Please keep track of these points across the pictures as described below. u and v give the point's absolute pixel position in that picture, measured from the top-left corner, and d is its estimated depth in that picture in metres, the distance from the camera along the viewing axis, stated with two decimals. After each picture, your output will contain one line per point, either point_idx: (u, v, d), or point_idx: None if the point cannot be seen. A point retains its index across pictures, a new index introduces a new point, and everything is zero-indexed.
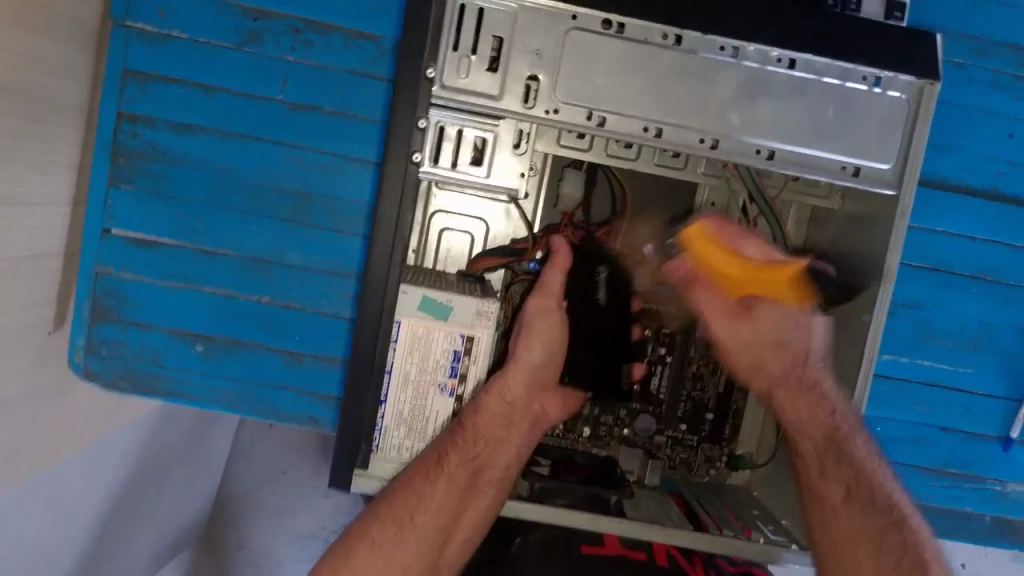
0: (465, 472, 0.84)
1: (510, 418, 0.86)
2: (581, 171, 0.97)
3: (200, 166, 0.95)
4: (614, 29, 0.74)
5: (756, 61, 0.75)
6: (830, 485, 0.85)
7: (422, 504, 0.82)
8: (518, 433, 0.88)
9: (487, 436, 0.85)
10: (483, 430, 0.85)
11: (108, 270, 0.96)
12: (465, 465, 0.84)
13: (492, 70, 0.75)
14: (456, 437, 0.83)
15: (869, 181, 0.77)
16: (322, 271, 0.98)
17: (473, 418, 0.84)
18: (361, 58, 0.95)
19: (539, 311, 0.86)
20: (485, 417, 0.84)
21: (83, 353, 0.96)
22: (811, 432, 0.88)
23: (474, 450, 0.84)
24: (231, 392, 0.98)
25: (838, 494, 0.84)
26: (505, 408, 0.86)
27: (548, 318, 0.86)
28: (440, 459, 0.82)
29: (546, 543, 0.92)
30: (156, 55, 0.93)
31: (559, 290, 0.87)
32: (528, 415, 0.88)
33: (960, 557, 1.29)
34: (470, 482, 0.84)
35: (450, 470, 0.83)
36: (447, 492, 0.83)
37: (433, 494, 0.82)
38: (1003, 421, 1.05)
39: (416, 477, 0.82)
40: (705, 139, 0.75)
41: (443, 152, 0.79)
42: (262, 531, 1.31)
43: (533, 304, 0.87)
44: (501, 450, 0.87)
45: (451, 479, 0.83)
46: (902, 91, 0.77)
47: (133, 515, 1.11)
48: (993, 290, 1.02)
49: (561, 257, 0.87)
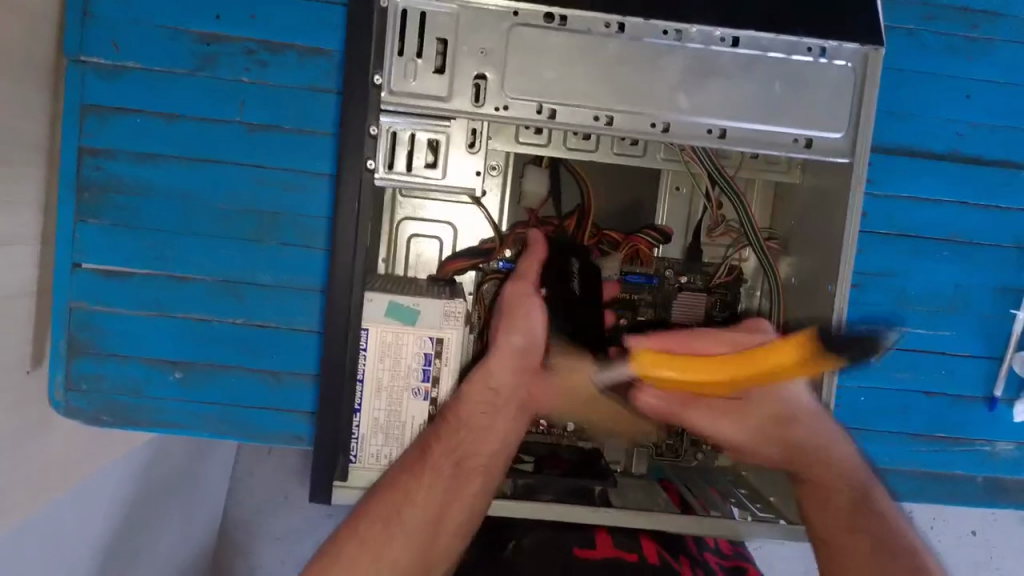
0: (448, 464, 0.83)
1: (493, 404, 0.86)
2: (542, 167, 0.97)
3: (164, 193, 0.95)
4: (557, 22, 0.74)
5: (700, 43, 0.75)
6: (854, 538, 0.84)
7: (408, 499, 0.81)
8: (505, 420, 0.87)
9: (469, 424, 0.84)
10: (464, 419, 0.84)
11: (81, 305, 0.96)
12: (448, 456, 0.83)
13: (439, 72, 0.75)
14: (437, 431, 0.83)
15: (823, 152, 0.77)
16: (292, 287, 0.98)
17: (452, 410, 0.83)
18: (316, 75, 0.95)
19: (518, 297, 0.86)
20: (467, 408, 0.84)
21: (63, 391, 0.96)
22: (836, 490, 0.87)
23: (455, 440, 0.84)
24: (213, 416, 0.98)
25: (861, 546, 0.84)
26: (487, 395, 0.85)
27: (527, 304, 0.86)
28: (422, 452, 0.82)
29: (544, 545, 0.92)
30: (112, 87, 0.93)
31: (535, 276, 0.87)
32: (513, 402, 0.87)
33: (965, 525, 1.30)
34: (455, 472, 0.83)
35: (433, 463, 0.83)
36: (432, 484, 0.82)
37: (417, 487, 0.81)
38: (986, 381, 1.05)
39: (402, 473, 0.81)
40: (657, 123, 0.76)
41: (398, 157, 0.79)
42: (267, 559, 1.27)
43: (511, 290, 0.86)
44: (485, 437, 0.85)
45: (435, 471, 0.83)
46: (848, 59, 0.77)
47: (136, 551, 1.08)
48: (963, 252, 1.03)
49: (536, 250, 0.89)
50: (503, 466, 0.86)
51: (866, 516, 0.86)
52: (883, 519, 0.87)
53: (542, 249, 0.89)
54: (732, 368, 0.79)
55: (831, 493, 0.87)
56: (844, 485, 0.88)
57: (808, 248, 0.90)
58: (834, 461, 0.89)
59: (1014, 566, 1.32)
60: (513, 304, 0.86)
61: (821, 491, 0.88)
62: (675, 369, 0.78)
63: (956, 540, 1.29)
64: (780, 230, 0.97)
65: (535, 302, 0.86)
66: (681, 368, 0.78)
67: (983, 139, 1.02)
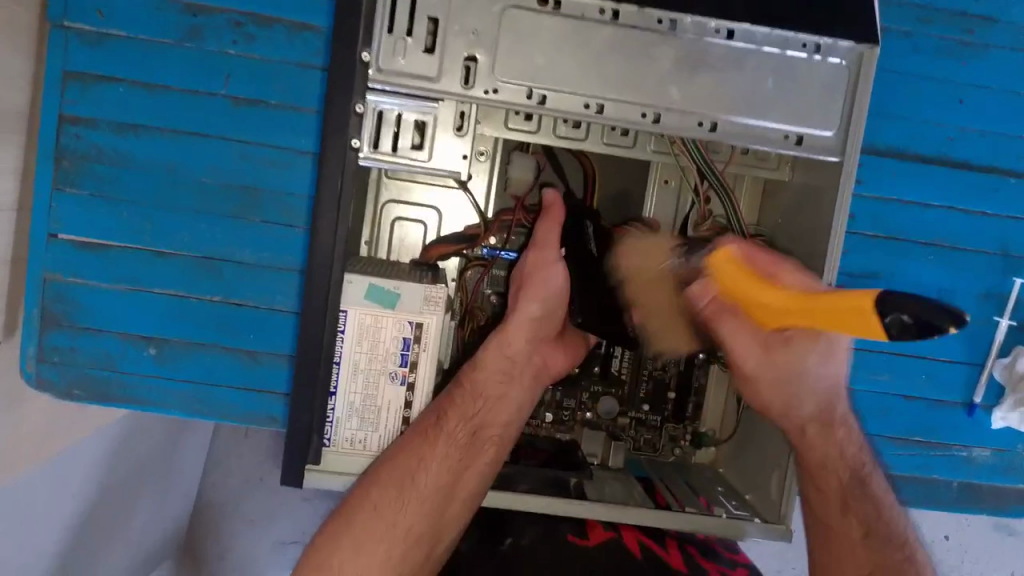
0: (464, 431, 0.84)
1: (509, 373, 0.87)
2: (527, 154, 0.96)
3: (145, 165, 0.94)
4: (550, 6, 0.73)
5: (694, 33, 0.74)
6: (850, 523, 0.83)
7: (423, 465, 0.81)
8: (519, 388, 0.88)
9: (486, 394, 0.86)
10: (480, 387, 0.86)
11: (57, 276, 0.94)
12: (464, 424, 0.84)
13: (429, 51, 0.74)
14: (453, 397, 0.85)
15: (812, 149, 0.77)
16: (272, 267, 0.96)
17: (468, 378, 0.86)
18: (305, 50, 0.94)
19: (536, 265, 0.87)
20: (482, 374, 0.86)
21: (35, 362, 0.95)
22: (838, 468, 0.84)
23: (472, 408, 0.85)
24: (187, 395, 0.97)
25: (856, 533, 0.83)
26: (505, 363, 0.87)
27: (546, 269, 0.87)
28: (438, 419, 0.83)
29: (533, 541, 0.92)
30: (96, 54, 0.91)
31: (552, 240, 0.88)
32: (529, 368, 0.88)
33: (941, 529, 1.30)
34: (470, 441, 0.84)
35: (449, 430, 0.83)
36: (447, 452, 0.83)
37: (433, 455, 0.82)
38: (966, 387, 1.06)
39: (415, 439, 0.82)
40: (647, 113, 0.75)
41: (384, 137, 0.77)
42: (242, 540, 1.25)
43: (530, 259, 0.88)
44: (499, 408, 0.87)
45: (450, 438, 0.83)
46: (843, 57, 0.76)
47: (110, 530, 1.08)
48: (948, 256, 1.03)
49: (553, 212, 0.90)
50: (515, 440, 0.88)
51: (859, 494, 0.85)
52: (876, 496, 0.85)
53: (556, 210, 0.90)
54: (794, 308, 0.67)
55: (832, 468, 0.84)
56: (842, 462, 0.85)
57: (794, 243, 0.89)
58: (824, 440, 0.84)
59: (989, 571, 1.32)
60: (532, 274, 0.87)
61: (816, 471, 0.84)
62: (738, 276, 0.72)
63: (932, 543, 1.30)
64: (766, 227, 0.96)
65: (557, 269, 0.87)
66: (742, 279, 0.72)
67: (974, 144, 1.02)
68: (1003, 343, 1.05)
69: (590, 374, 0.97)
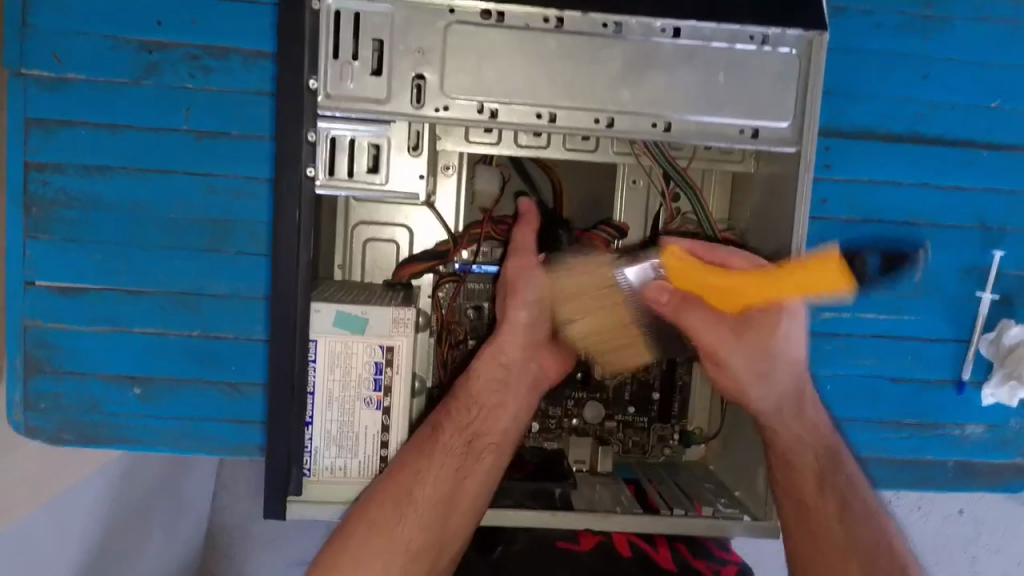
0: (460, 442, 0.84)
1: (504, 382, 0.86)
2: (491, 166, 0.97)
3: (113, 206, 0.94)
4: (494, 18, 0.73)
5: (641, 35, 0.74)
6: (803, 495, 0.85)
7: (420, 478, 0.82)
8: (504, 398, 0.87)
9: (481, 402, 0.86)
10: (475, 397, 0.85)
11: (35, 323, 0.94)
12: (459, 434, 0.84)
13: (377, 73, 0.74)
14: (447, 409, 0.85)
15: (769, 142, 0.77)
16: (246, 297, 0.96)
17: (463, 389, 0.86)
18: (261, 78, 0.93)
19: (520, 271, 0.85)
20: (478, 384, 0.86)
21: (21, 409, 0.95)
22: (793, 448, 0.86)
23: (467, 417, 0.85)
24: (175, 431, 0.97)
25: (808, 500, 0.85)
26: (499, 371, 0.86)
27: (529, 274, 0.85)
28: (433, 431, 0.84)
29: (525, 552, 0.92)
30: (56, 100, 0.91)
31: (531, 245, 0.87)
32: (526, 376, 0.87)
33: (953, 503, 1.29)
34: (467, 450, 0.84)
35: (444, 441, 0.84)
36: (445, 462, 0.83)
37: (430, 466, 0.82)
38: (954, 363, 1.05)
39: (410, 453, 0.82)
40: (600, 118, 0.75)
41: (339, 163, 0.77)
42: (254, 565, 1.24)
43: (513, 264, 0.86)
44: (496, 416, 0.86)
45: (447, 449, 0.84)
46: (792, 46, 0.76)
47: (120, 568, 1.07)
48: (925, 234, 1.02)
49: (528, 216, 0.89)
50: (515, 443, 0.88)
51: (834, 477, 0.86)
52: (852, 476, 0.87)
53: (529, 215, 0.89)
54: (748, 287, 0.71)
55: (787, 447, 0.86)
56: (813, 441, 0.86)
57: (763, 237, 0.89)
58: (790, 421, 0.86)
59: (1002, 542, 1.31)
60: (517, 280, 0.85)
61: (786, 455, 0.86)
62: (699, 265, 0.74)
63: (945, 517, 1.29)
64: (737, 220, 0.96)
65: (539, 274, 0.85)
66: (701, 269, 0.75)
67: (943, 120, 1.01)
68: (988, 317, 1.04)
69: (573, 381, 0.96)
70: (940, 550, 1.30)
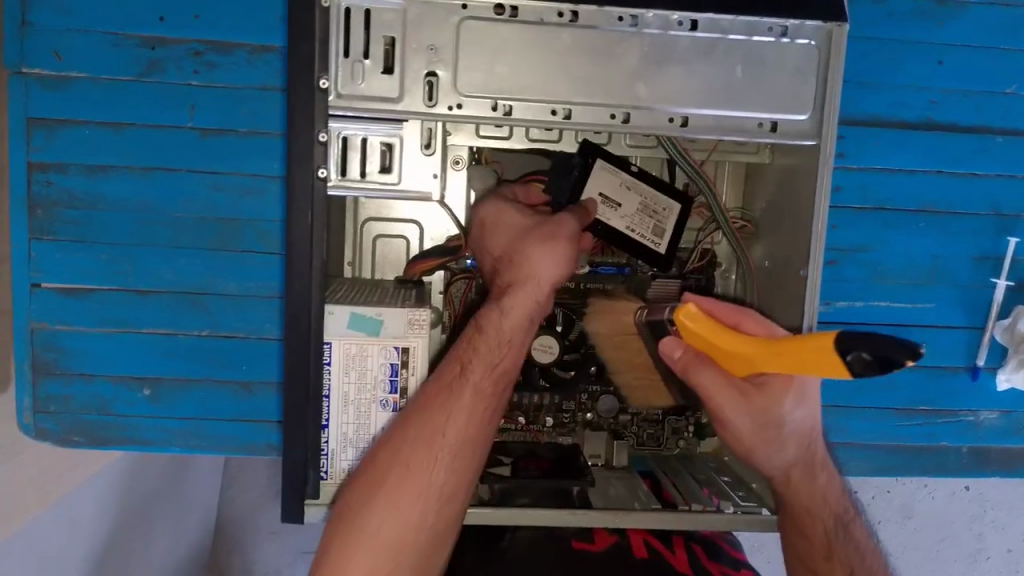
0: (489, 382, 0.80)
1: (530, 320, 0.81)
2: (482, 165, 0.95)
3: (118, 206, 0.92)
4: (508, 13, 0.71)
5: (658, 28, 0.73)
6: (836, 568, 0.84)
7: (450, 419, 0.77)
8: None
9: (511, 340, 0.80)
10: (505, 334, 0.80)
11: (42, 325, 0.93)
12: (488, 374, 0.80)
13: (388, 72, 0.72)
14: (474, 346, 0.80)
15: (788, 135, 0.75)
16: (257, 295, 0.95)
17: (491, 325, 0.80)
18: (267, 72, 0.92)
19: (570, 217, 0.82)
20: (504, 323, 0.80)
21: (31, 413, 0.95)
22: (820, 513, 0.84)
23: (496, 355, 0.80)
24: (186, 431, 0.97)
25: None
26: (531, 308, 0.80)
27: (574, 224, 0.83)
28: (461, 372, 0.79)
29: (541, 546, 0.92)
30: (57, 99, 0.90)
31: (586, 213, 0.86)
32: None
33: (961, 480, 1.29)
34: (495, 390, 0.80)
35: (474, 383, 0.79)
36: (474, 402, 0.79)
37: (459, 407, 0.78)
38: (967, 351, 1.04)
39: (439, 394, 0.79)
40: (617, 114, 0.73)
41: (351, 163, 0.76)
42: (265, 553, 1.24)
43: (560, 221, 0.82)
44: (521, 351, 0.81)
45: (476, 390, 0.79)
46: (811, 37, 0.74)
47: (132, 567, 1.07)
48: (939, 221, 1.01)
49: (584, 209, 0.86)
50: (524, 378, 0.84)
51: (843, 541, 0.85)
52: (855, 539, 0.86)
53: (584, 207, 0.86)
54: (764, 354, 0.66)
55: (815, 517, 0.84)
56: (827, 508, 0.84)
57: (778, 229, 0.88)
58: (822, 492, 0.84)
59: (1009, 519, 1.31)
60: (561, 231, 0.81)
61: (801, 521, 0.83)
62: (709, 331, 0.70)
63: (951, 495, 1.30)
64: (751, 211, 0.95)
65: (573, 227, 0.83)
66: (709, 328, 0.70)
67: (956, 106, 1.00)
68: (1002, 305, 1.04)
69: (586, 374, 0.95)
70: (945, 527, 1.30)
